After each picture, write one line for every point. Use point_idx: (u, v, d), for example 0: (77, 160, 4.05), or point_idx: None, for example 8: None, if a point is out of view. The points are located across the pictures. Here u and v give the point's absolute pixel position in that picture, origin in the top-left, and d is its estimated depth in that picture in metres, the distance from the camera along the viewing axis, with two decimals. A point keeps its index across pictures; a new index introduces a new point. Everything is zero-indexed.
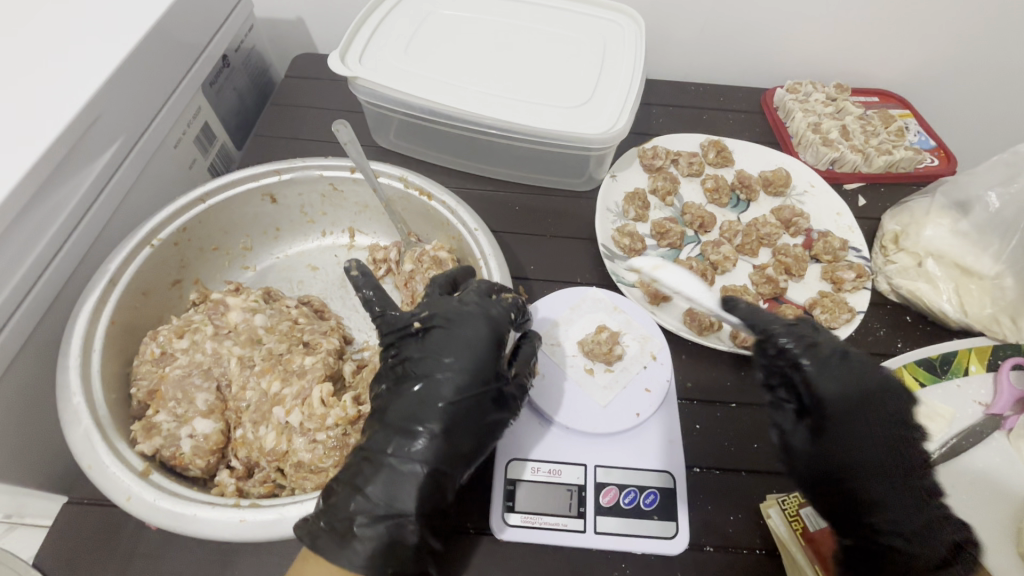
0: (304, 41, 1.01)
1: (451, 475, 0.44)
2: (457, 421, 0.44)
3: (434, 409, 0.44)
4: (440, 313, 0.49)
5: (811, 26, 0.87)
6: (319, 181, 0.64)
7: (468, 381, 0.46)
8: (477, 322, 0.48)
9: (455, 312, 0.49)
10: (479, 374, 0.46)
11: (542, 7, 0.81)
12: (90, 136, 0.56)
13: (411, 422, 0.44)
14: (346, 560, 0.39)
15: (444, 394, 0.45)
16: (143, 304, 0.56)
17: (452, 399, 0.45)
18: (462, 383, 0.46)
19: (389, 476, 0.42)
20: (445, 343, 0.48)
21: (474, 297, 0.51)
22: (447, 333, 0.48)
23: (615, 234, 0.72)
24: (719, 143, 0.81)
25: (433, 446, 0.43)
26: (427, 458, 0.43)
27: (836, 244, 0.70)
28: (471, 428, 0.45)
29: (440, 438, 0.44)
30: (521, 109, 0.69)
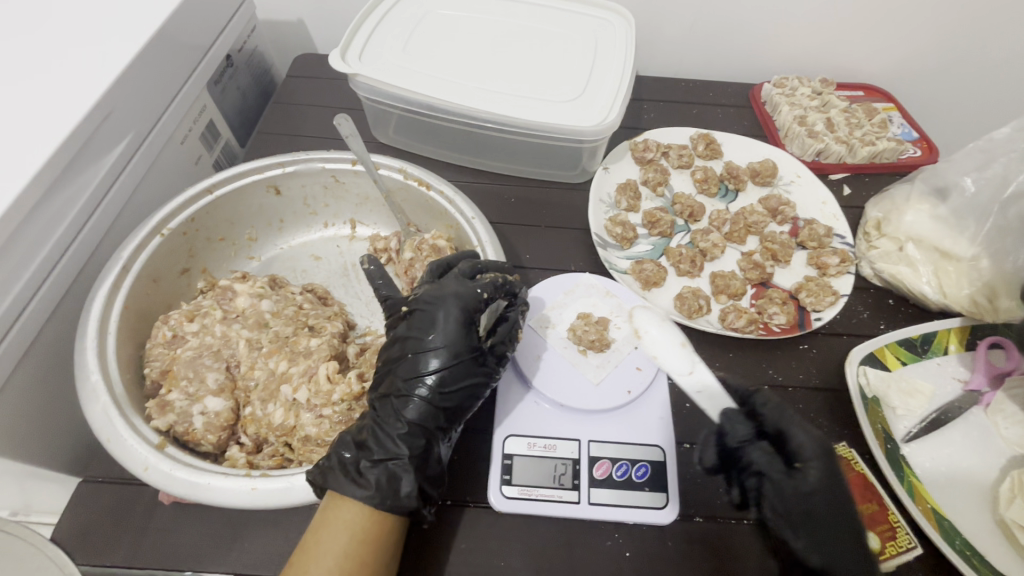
0: (304, 42, 1.04)
1: (437, 430, 0.47)
2: (438, 385, 0.48)
3: (419, 376, 0.48)
4: (423, 292, 0.53)
5: (797, 23, 0.91)
6: (321, 174, 0.67)
7: (446, 351, 0.48)
8: (453, 296, 0.51)
9: (435, 290, 0.52)
10: (455, 344, 0.49)
11: (535, 5, 0.84)
12: (103, 130, 0.58)
13: (399, 388, 0.48)
14: (352, 491, 0.42)
15: (426, 365, 0.48)
16: (153, 291, 0.58)
17: (432, 367, 0.48)
18: (441, 352, 0.49)
19: (382, 431, 0.46)
20: (427, 318, 0.51)
21: (453, 277, 0.53)
22: (426, 308, 0.51)
23: (607, 224, 0.74)
24: (708, 136, 0.84)
25: (417, 408, 0.47)
26: (415, 416, 0.46)
27: (821, 231, 0.73)
28: (453, 392, 0.48)
29: (425, 401, 0.47)
30: (516, 103, 0.71)
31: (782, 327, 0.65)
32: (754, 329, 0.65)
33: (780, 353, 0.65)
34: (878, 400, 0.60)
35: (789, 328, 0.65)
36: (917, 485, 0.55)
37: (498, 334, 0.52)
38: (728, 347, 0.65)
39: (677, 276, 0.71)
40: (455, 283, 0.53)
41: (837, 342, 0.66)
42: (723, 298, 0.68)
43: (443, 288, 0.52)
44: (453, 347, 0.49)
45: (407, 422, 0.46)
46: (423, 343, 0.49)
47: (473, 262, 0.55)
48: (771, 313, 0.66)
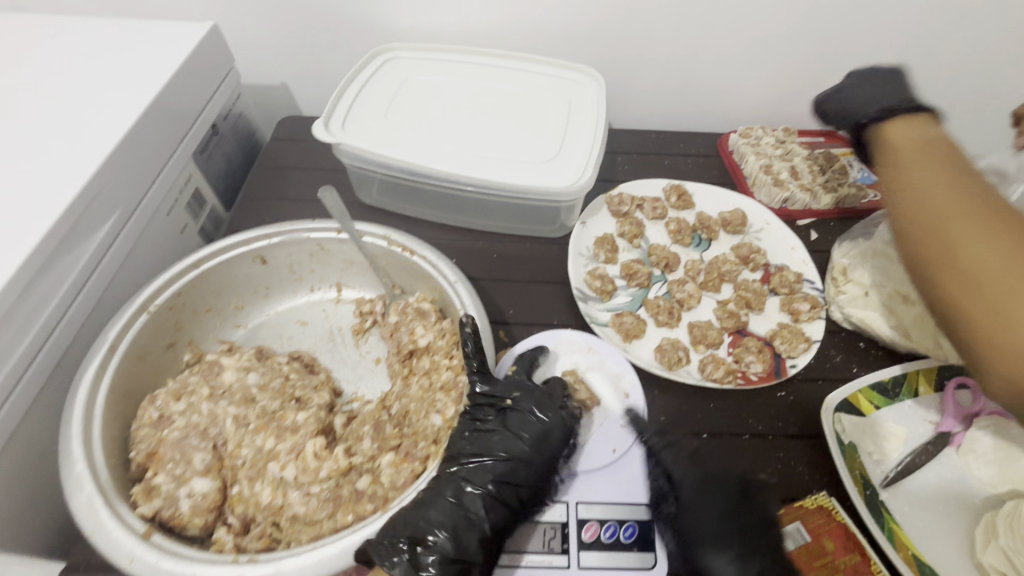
0: (288, 104, 1.07)
1: (508, 532, 0.51)
2: (522, 482, 0.53)
3: (509, 477, 0.52)
4: (534, 397, 0.57)
5: (756, 78, 0.97)
6: (306, 243, 0.68)
7: (538, 466, 0.54)
8: (560, 410, 0.57)
9: (541, 395, 0.58)
10: (548, 450, 0.55)
11: (510, 69, 0.88)
12: (90, 212, 0.60)
13: (488, 485, 0.51)
14: None
15: (514, 457, 0.54)
16: (139, 368, 0.58)
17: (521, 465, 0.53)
18: (530, 449, 0.54)
19: (464, 528, 0.48)
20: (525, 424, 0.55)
21: (557, 392, 0.59)
22: (545, 408, 0.56)
23: (587, 277, 0.77)
24: (679, 188, 0.88)
25: (494, 496, 0.51)
26: (496, 506, 0.51)
27: (791, 278, 0.76)
28: (525, 488, 0.53)
29: (507, 507, 0.51)
30: (493, 167, 0.75)
31: (759, 375, 0.68)
32: (733, 378, 0.67)
33: (759, 402, 0.66)
34: (855, 446, 0.62)
35: (765, 377, 0.67)
36: (897, 530, 0.56)
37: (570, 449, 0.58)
38: (709, 398, 0.66)
39: (656, 327, 0.73)
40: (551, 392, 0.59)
41: (813, 388, 0.68)
42: (702, 348, 0.71)
43: (553, 398, 0.58)
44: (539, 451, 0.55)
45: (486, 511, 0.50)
46: (518, 439, 0.55)
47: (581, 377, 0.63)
48: (748, 362, 0.68)
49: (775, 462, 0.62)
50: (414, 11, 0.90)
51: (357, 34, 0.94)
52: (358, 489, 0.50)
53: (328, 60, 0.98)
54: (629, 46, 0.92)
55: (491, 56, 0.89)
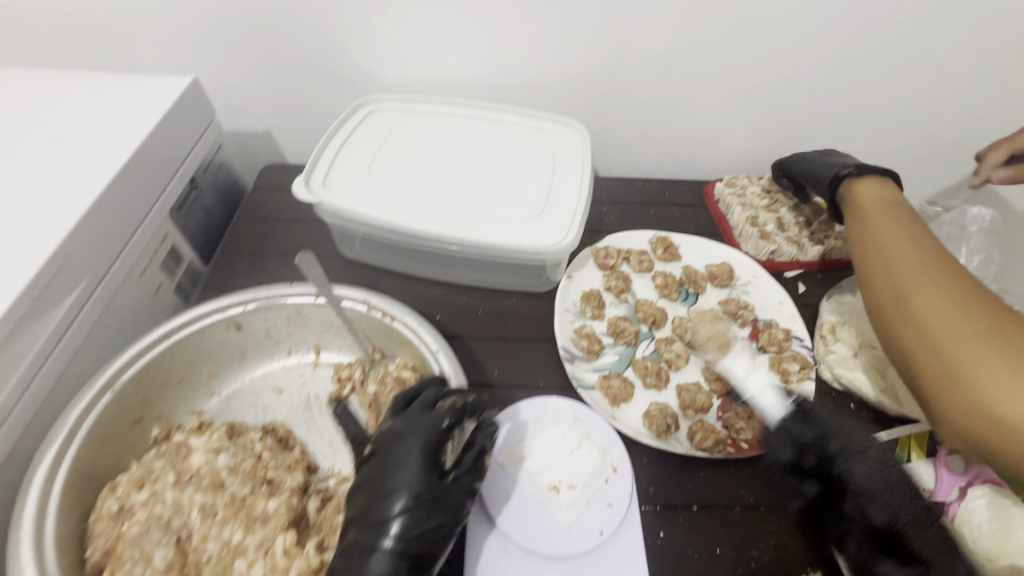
0: (272, 151, 1.06)
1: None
2: (409, 516, 0.47)
3: (381, 526, 0.47)
4: (386, 432, 0.52)
5: (740, 129, 0.98)
6: (283, 308, 0.66)
7: (404, 498, 0.47)
8: (425, 425, 0.51)
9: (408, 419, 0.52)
10: (422, 474, 0.49)
11: (495, 122, 0.87)
12: (55, 283, 0.57)
13: (362, 540, 0.47)
14: None
15: (385, 496, 0.48)
16: (102, 451, 0.55)
17: (400, 504, 0.47)
18: (408, 482, 0.48)
19: None
20: (382, 464, 0.50)
21: (414, 408, 0.53)
22: (402, 438, 0.51)
23: (573, 336, 0.75)
24: (665, 240, 0.87)
25: (391, 549, 0.46)
26: (392, 546, 0.46)
27: (779, 336, 0.76)
28: (412, 530, 0.46)
29: (391, 554, 0.45)
30: (477, 225, 0.74)
31: (749, 443, 0.66)
32: (722, 448, 0.65)
33: (751, 471, 0.64)
34: None
35: (756, 444, 0.65)
36: None
37: (464, 464, 0.51)
38: (699, 467, 0.64)
39: (645, 389, 0.71)
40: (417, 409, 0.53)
41: None
42: (690, 413, 0.69)
43: (414, 417, 0.52)
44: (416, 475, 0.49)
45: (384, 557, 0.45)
46: (389, 475, 0.49)
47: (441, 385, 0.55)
48: (737, 428, 0.66)
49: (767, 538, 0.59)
50: (399, 64, 0.90)
51: (342, 85, 0.94)
52: None
53: (312, 109, 0.98)
54: (613, 97, 0.93)
55: (476, 108, 0.89)
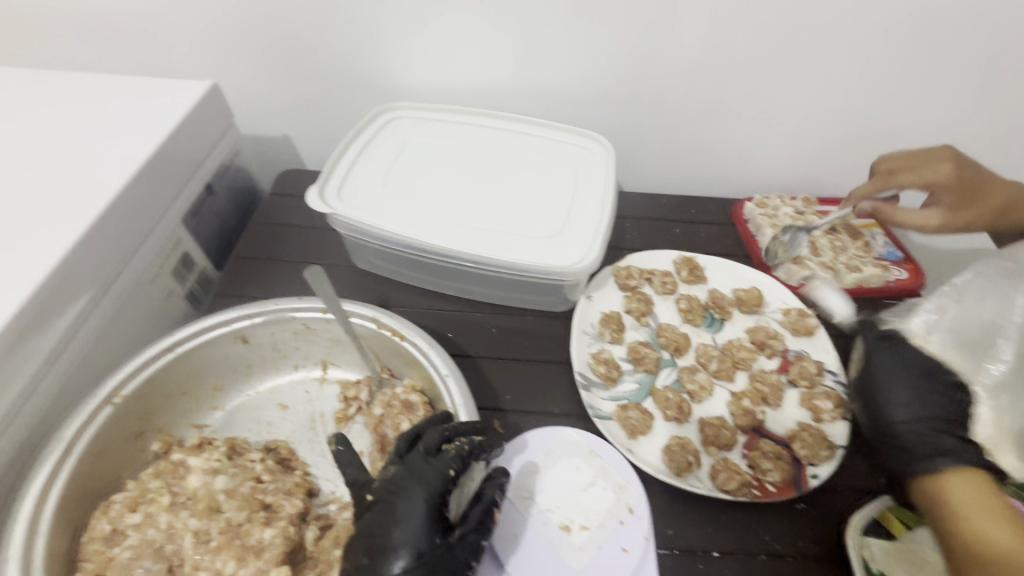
0: (290, 156, 1.05)
1: None
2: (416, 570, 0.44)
3: None
4: (385, 482, 0.49)
5: (774, 147, 0.93)
6: (290, 322, 0.64)
7: (409, 553, 0.44)
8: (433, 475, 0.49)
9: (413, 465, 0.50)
10: (428, 526, 0.46)
11: (517, 133, 0.84)
12: (61, 291, 0.56)
13: None
14: None
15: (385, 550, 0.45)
16: (100, 466, 0.54)
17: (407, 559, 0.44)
18: (413, 536, 0.45)
19: None
20: (383, 516, 0.47)
21: (416, 455, 0.50)
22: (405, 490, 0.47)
23: (590, 360, 0.72)
24: (691, 261, 0.83)
25: None
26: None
27: (812, 369, 0.71)
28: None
29: None
30: (494, 242, 0.71)
31: (777, 486, 0.61)
32: (748, 491, 0.60)
33: (778, 517, 0.60)
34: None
35: (784, 487, 0.61)
36: None
37: (472, 518, 0.49)
38: (721, 509, 0.60)
39: (664, 422, 0.67)
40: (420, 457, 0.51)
41: (837, 501, 0.62)
42: (714, 450, 0.64)
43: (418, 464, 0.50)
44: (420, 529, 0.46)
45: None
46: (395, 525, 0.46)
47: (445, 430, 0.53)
48: (763, 469, 0.62)
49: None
50: (420, 72, 0.88)
51: (362, 91, 0.92)
52: None
53: (331, 114, 0.96)
54: (640, 110, 0.89)
55: (498, 118, 0.86)
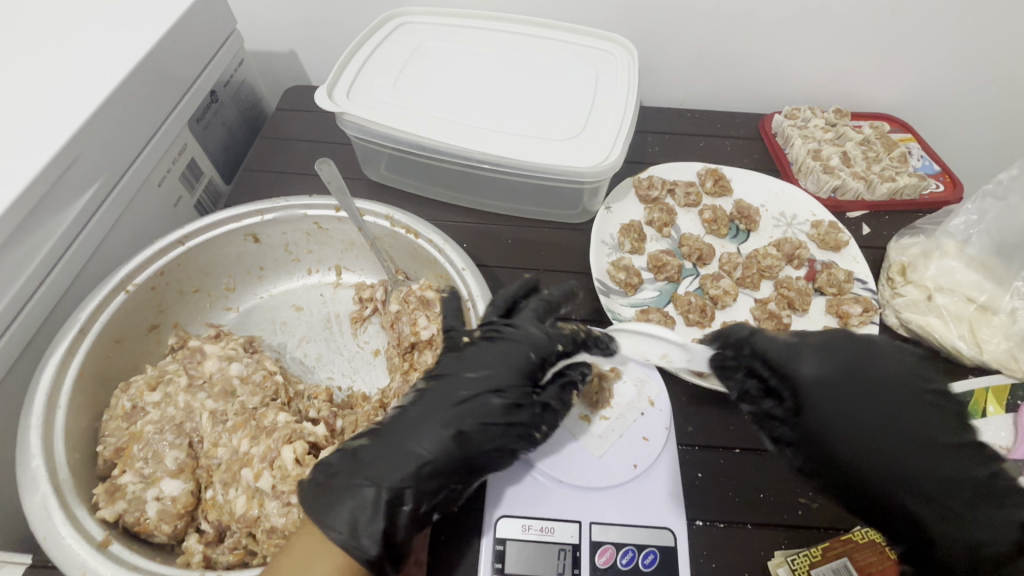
0: (297, 73, 1.01)
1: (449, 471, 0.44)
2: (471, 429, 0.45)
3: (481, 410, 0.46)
4: (777, 357, 0.48)
5: (809, 56, 0.86)
6: (302, 220, 0.63)
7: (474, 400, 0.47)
8: (904, 429, 0.45)
9: (915, 462, 0.44)
10: (444, 386, 0.47)
11: (534, 37, 0.80)
12: (66, 179, 0.54)
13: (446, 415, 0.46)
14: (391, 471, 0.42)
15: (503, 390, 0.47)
16: (116, 353, 0.53)
17: (467, 422, 0.45)
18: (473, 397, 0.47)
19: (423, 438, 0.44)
20: (821, 371, 0.47)
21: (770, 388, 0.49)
22: (835, 413, 0.45)
23: (610, 268, 0.69)
24: (716, 171, 0.79)
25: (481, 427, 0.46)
26: (431, 450, 0.43)
27: (841, 276, 0.68)
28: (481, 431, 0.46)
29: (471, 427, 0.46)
30: (509, 143, 0.67)
31: None
32: None
33: None
34: None
35: None
36: None
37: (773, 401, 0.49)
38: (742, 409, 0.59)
39: (686, 327, 0.66)
40: (861, 393, 0.46)
41: None
42: None
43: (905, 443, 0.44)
44: (986, 559, 0.41)
45: (420, 458, 0.43)
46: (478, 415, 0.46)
47: (582, 370, 0.53)
48: None
49: (806, 499, 0.52)
50: None
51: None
52: None
53: (336, 26, 0.92)
54: (665, 16, 0.83)
55: (516, 22, 0.81)
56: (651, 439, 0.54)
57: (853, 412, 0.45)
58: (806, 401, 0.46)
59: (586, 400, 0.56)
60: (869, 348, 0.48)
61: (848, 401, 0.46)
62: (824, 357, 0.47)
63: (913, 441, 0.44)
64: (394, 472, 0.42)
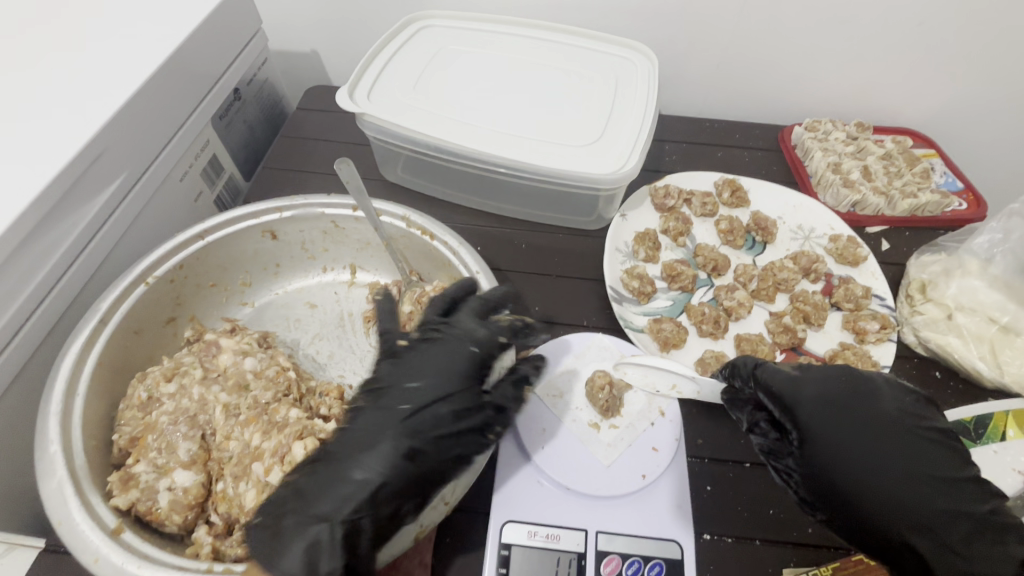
0: (319, 73, 1.02)
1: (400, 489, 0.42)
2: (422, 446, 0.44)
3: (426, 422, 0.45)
4: (778, 385, 0.50)
5: (831, 68, 0.86)
6: (320, 219, 0.63)
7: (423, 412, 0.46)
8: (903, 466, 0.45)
9: (914, 499, 0.44)
10: (395, 401, 0.46)
11: (555, 43, 0.80)
12: (93, 171, 0.55)
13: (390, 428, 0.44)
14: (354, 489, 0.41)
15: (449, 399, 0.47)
16: (134, 343, 0.54)
17: (416, 438, 0.44)
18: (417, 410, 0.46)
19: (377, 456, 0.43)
20: (815, 402, 0.48)
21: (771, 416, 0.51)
22: (833, 444, 0.46)
23: (623, 276, 0.69)
24: (734, 182, 0.79)
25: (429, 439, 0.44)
26: (377, 473, 0.42)
27: (858, 292, 0.67)
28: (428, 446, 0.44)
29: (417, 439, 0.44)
30: (526, 147, 0.67)
31: None
32: None
33: None
34: None
35: None
36: None
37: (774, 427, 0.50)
38: None
39: (699, 338, 0.66)
40: (863, 426, 0.47)
41: None
42: None
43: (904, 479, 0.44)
44: None
45: (364, 484, 0.41)
46: (422, 428, 0.45)
47: (537, 361, 0.52)
48: None
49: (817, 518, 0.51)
50: None
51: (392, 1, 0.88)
52: None
53: (358, 28, 0.93)
54: (686, 25, 0.83)
55: (538, 28, 0.81)
56: (661, 450, 0.54)
57: (853, 444, 0.46)
58: (808, 433, 0.47)
59: (598, 406, 0.56)
60: (865, 385, 0.49)
61: (847, 432, 0.46)
62: (819, 388, 0.49)
63: (912, 477, 0.44)
64: (345, 500, 0.41)
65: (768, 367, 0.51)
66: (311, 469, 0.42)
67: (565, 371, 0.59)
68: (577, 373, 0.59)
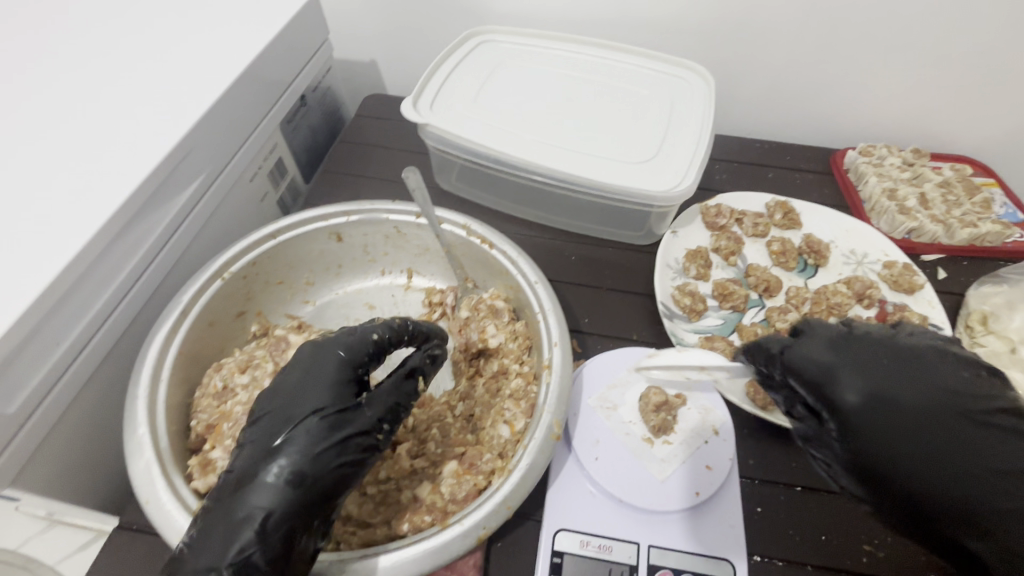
0: (375, 81, 1.06)
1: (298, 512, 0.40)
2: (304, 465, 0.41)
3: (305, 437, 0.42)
4: (813, 363, 0.45)
5: (889, 93, 0.85)
6: (383, 224, 0.66)
7: (302, 431, 0.42)
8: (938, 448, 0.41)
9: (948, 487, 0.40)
10: (282, 422, 0.43)
11: (611, 61, 0.81)
12: (179, 170, 0.59)
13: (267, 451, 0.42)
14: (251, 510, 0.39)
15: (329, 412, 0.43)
16: (209, 335, 0.57)
17: (294, 457, 0.41)
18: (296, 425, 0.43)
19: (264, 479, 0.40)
20: (852, 372, 0.44)
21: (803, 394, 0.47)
22: (864, 431, 0.42)
23: (675, 292, 0.70)
24: (786, 205, 0.79)
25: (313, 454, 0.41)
26: (267, 501, 0.39)
27: (914, 321, 0.66)
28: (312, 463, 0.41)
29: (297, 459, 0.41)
30: (583, 162, 0.69)
31: None
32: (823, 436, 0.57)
33: None
34: None
35: None
36: None
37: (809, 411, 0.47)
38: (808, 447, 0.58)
39: None
40: (907, 405, 0.42)
41: None
42: None
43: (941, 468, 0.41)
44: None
45: (251, 517, 0.38)
46: (298, 444, 0.42)
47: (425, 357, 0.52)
48: None
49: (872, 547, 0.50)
50: None
51: (453, 16, 0.90)
52: (416, 496, 0.48)
53: (418, 39, 0.96)
54: (742, 47, 0.84)
55: (595, 46, 0.83)
56: (715, 469, 0.54)
57: (892, 427, 0.42)
58: (847, 422, 0.43)
59: (650, 423, 0.56)
60: (919, 362, 0.44)
61: (883, 415, 0.42)
62: (850, 362, 0.44)
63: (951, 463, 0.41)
64: (235, 533, 0.38)
65: (797, 349, 0.47)
66: (224, 494, 0.41)
67: (617, 385, 0.60)
68: (629, 388, 0.60)
